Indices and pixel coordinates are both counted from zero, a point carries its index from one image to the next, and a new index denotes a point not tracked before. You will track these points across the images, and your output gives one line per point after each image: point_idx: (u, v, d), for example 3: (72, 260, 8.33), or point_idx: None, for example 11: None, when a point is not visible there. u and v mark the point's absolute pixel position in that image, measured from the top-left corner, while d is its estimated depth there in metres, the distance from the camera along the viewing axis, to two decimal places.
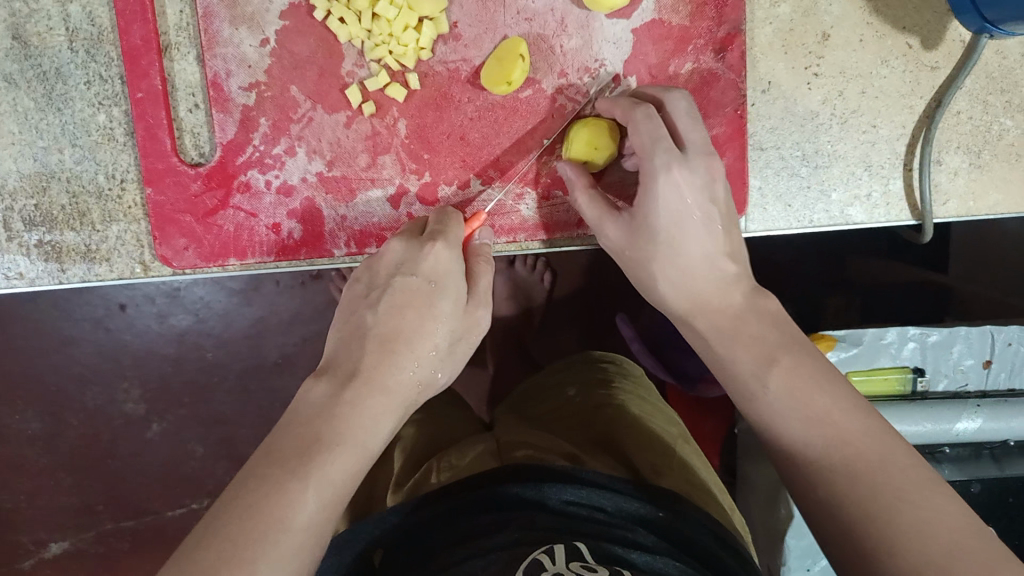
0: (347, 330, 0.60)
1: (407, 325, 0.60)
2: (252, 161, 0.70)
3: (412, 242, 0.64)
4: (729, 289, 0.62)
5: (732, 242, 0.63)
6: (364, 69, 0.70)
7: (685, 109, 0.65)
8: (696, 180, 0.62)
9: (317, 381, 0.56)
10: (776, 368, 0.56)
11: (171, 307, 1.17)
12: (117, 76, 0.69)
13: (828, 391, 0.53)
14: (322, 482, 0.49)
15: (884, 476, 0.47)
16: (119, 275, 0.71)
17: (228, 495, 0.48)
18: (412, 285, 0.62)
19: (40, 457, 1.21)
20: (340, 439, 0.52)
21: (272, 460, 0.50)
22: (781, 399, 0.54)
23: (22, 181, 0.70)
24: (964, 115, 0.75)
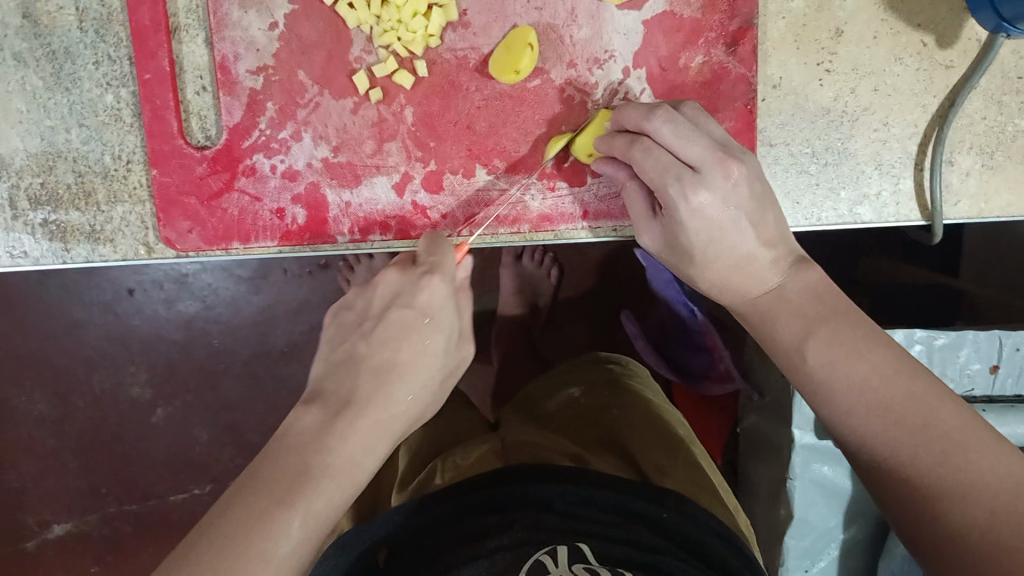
0: (337, 359, 0.58)
1: (402, 358, 0.58)
2: (258, 145, 0.70)
3: (406, 272, 0.62)
4: (765, 274, 0.62)
5: (764, 228, 0.62)
6: (372, 55, 0.70)
7: (671, 134, 0.60)
8: (717, 196, 0.60)
9: (308, 410, 0.54)
10: (813, 340, 0.56)
11: (180, 293, 1.18)
12: (125, 56, 0.69)
13: (869, 358, 0.53)
14: (308, 512, 0.48)
15: (930, 438, 0.49)
16: (124, 256, 0.71)
17: (199, 530, 0.46)
18: (405, 317, 0.60)
19: (47, 439, 1.21)
20: (331, 470, 0.51)
21: (256, 487, 0.48)
22: (823, 369, 0.55)
23: (28, 160, 0.70)
24: (977, 115, 0.75)
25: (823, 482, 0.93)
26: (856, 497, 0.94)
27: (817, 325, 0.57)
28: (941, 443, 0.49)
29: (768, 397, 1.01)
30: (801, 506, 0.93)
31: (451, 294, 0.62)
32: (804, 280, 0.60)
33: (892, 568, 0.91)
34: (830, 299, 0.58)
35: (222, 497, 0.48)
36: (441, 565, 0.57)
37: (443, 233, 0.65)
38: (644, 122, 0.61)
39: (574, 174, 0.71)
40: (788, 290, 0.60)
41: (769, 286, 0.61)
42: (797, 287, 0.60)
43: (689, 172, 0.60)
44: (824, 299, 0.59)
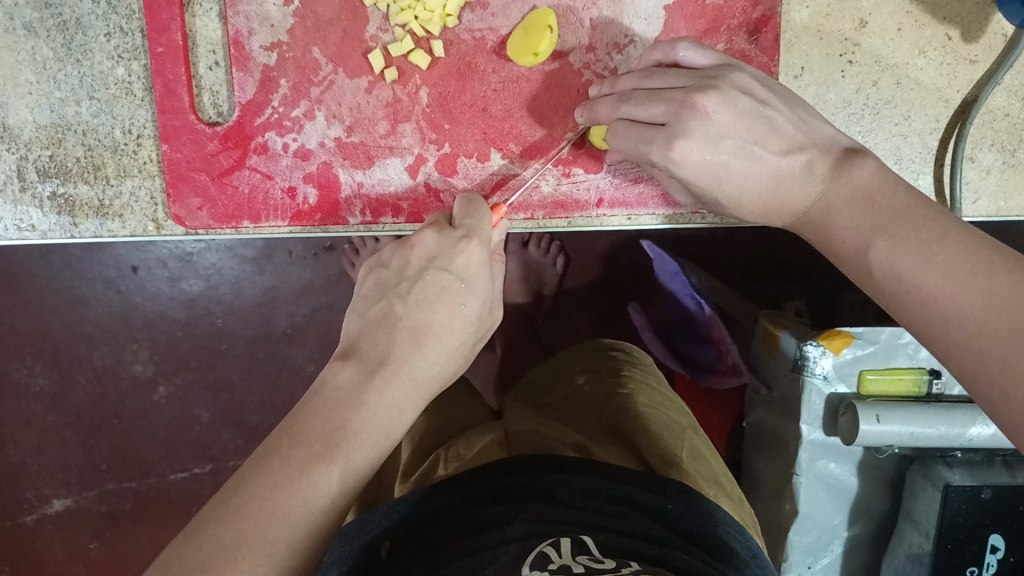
0: (372, 319, 0.57)
1: (437, 319, 0.57)
2: (271, 123, 0.69)
3: (444, 234, 0.60)
4: (800, 184, 0.59)
5: (783, 132, 0.59)
6: (388, 33, 0.69)
7: (631, 103, 0.62)
8: (699, 140, 0.59)
9: (344, 366, 0.54)
10: (873, 252, 0.52)
11: (184, 271, 1.17)
12: (138, 29, 0.68)
13: (938, 263, 0.48)
14: (346, 466, 0.49)
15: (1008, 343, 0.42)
16: (132, 232, 0.70)
17: (250, 472, 0.47)
18: (442, 280, 0.58)
19: (47, 414, 1.21)
20: (367, 426, 0.51)
21: (297, 440, 0.49)
22: (891, 286, 0.50)
23: (37, 132, 0.69)
24: (1001, 112, 0.73)
25: (828, 479, 0.93)
26: (861, 495, 0.94)
27: (878, 235, 0.52)
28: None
29: (775, 391, 1.00)
30: (805, 502, 0.93)
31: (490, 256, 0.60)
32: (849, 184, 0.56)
33: (898, 565, 0.91)
34: (880, 204, 0.54)
35: (253, 454, 0.49)
36: (442, 559, 0.56)
37: (480, 196, 0.64)
38: (612, 113, 0.64)
39: (592, 159, 0.70)
40: (832, 200, 0.57)
41: (810, 199, 0.58)
42: (841, 196, 0.56)
43: (662, 131, 0.60)
44: (876, 203, 0.54)
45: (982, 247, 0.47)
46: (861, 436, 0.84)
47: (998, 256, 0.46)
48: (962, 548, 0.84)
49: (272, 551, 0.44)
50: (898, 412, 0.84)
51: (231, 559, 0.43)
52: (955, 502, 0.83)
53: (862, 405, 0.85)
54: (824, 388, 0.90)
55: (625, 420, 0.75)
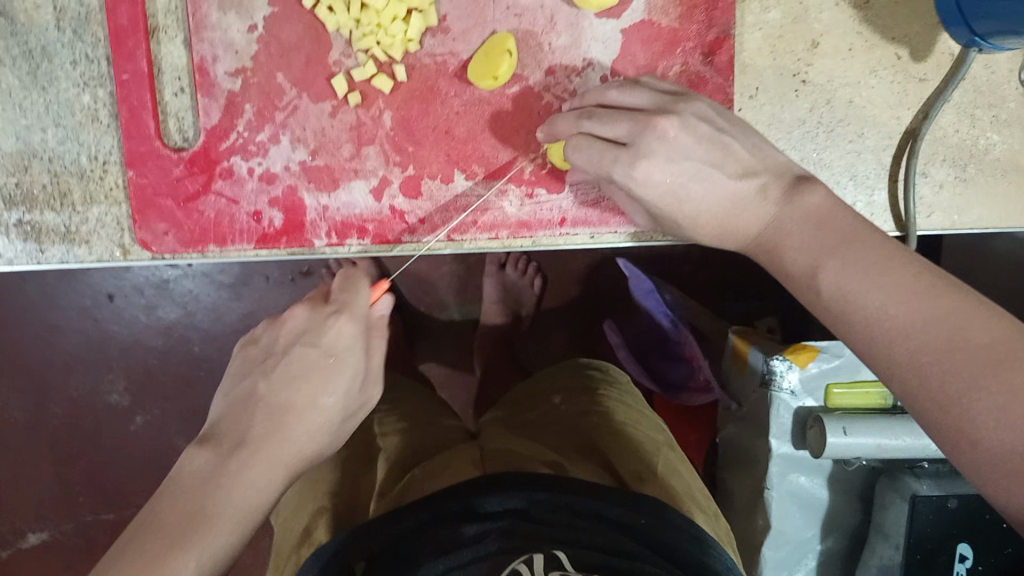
0: (236, 397, 0.60)
1: (299, 398, 0.59)
2: (236, 147, 0.70)
3: (315, 311, 0.63)
4: (756, 208, 0.59)
5: (738, 157, 0.61)
6: (351, 59, 0.70)
7: (593, 121, 0.64)
8: (662, 160, 0.60)
9: (199, 451, 0.56)
10: (823, 271, 0.53)
11: (160, 299, 1.17)
12: (103, 57, 0.69)
13: (883, 283, 0.49)
14: (203, 551, 0.50)
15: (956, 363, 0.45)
16: (99, 258, 0.71)
17: (103, 567, 0.49)
18: (308, 355, 0.60)
19: (22, 445, 1.20)
20: (226, 508, 0.53)
21: (153, 530, 0.51)
22: (835, 300, 0.52)
23: (4, 160, 0.69)
24: (951, 128, 0.75)
25: (800, 492, 0.93)
26: (832, 509, 0.94)
27: (828, 254, 0.53)
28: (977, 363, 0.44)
29: (744, 407, 1.01)
30: (778, 517, 0.93)
31: (360, 331, 0.62)
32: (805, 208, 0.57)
33: None
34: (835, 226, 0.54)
35: (114, 548, 0.50)
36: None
37: (361, 273, 0.67)
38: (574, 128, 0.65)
39: (554, 180, 0.72)
40: (786, 221, 0.57)
41: (765, 220, 0.59)
42: (795, 217, 0.57)
43: (624, 151, 0.62)
44: (828, 226, 0.55)
45: (918, 267, 0.50)
46: (828, 449, 0.85)
47: (935, 277, 0.49)
48: (929, 558, 0.85)
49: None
50: (864, 424, 0.85)
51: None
52: (923, 512, 0.84)
53: (829, 419, 0.86)
54: (792, 402, 0.91)
55: (599, 438, 0.76)
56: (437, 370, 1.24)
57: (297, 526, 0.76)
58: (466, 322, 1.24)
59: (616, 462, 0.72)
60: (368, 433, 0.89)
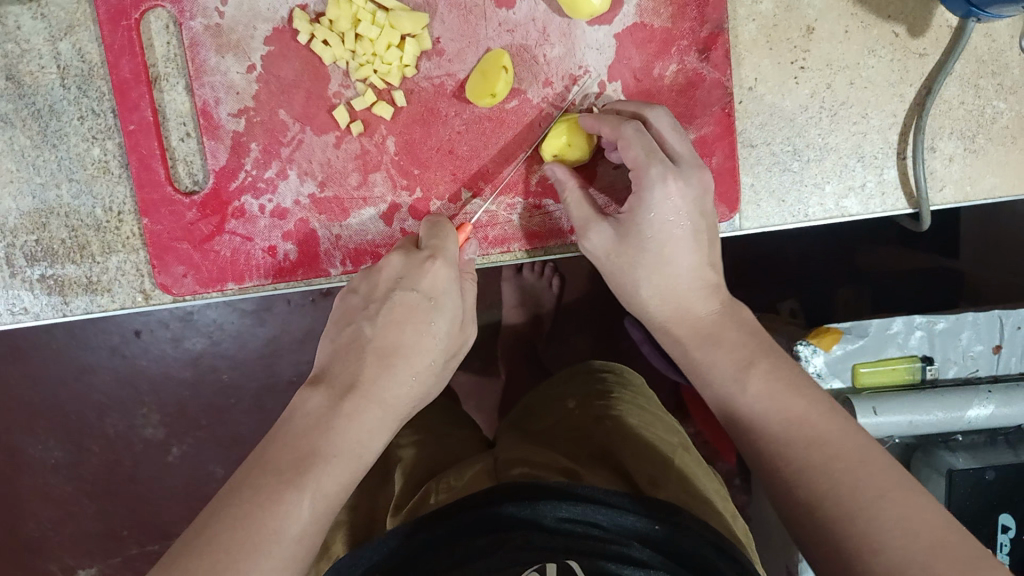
0: (343, 342, 0.62)
1: (406, 341, 0.61)
2: (245, 186, 0.71)
3: (411, 256, 0.64)
4: (702, 292, 0.65)
5: (713, 255, 0.66)
6: (350, 89, 0.71)
7: (669, 126, 0.66)
8: (684, 196, 0.63)
9: (314, 391, 0.58)
10: (755, 370, 0.59)
11: (186, 330, 1.19)
12: (109, 109, 0.70)
13: (806, 395, 0.56)
14: (316, 492, 0.51)
15: (860, 475, 0.49)
16: (122, 305, 0.72)
17: (219, 506, 0.49)
18: (410, 300, 0.62)
19: (65, 484, 1.22)
20: (337, 450, 0.54)
21: (266, 470, 0.52)
22: (761, 401, 0.57)
23: (22, 218, 0.71)
24: (956, 101, 0.75)
25: None
26: None
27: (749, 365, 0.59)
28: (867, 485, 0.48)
29: None
30: None
31: (455, 275, 0.64)
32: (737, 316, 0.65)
33: None
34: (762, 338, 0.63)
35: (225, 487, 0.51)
36: None
37: (445, 218, 0.67)
38: (645, 108, 0.67)
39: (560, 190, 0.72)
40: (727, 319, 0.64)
41: (707, 309, 0.65)
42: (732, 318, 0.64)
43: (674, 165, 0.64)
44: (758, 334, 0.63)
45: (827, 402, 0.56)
46: None
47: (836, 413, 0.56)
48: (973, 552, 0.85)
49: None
50: (894, 403, 0.85)
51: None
52: (960, 487, 0.84)
53: (858, 399, 0.85)
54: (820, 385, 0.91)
55: (615, 443, 0.76)
56: (462, 377, 1.25)
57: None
58: (487, 328, 1.24)
59: (631, 468, 0.72)
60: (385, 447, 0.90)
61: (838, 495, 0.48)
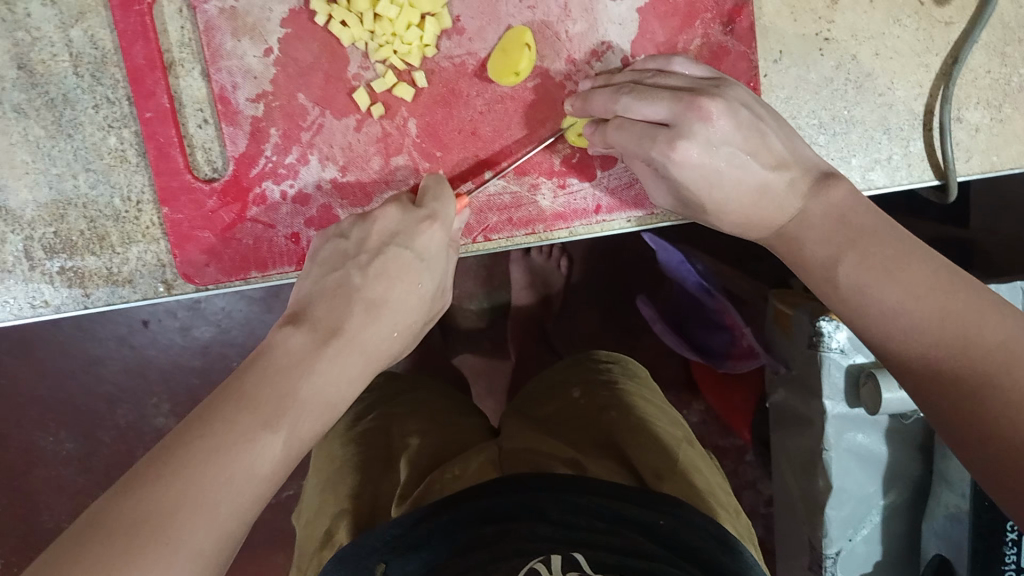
0: (328, 285, 0.59)
1: (394, 295, 0.59)
2: (266, 173, 0.70)
3: (407, 212, 0.62)
4: (784, 199, 0.62)
5: (772, 150, 0.62)
6: (370, 71, 0.69)
7: (632, 94, 0.63)
8: (699, 142, 0.60)
9: (295, 331, 0.55)
10: (844, 262, 0.57)
11: (194, 319, 1.18)
12: (124, 97, 0.69)
13: (913, 267, 0.55)
14: (291, 436, 0.49)
15: (984, 345, 0.50)
16: (143, 296, 0.71)
17: (183, 435, 0.45)
18: (405, 258, 0.60)
19: (79, 476, 1.22)
20: (312, 397, 0.51)
21: (244, 405, 0.48)
22: (852, 289, 0.56)
23: (39, 211, 0.69)
24: (982, 69, 0.74)
25: (857, 450, 0.93)
26: (892, 460, 0.93)
27: (845, 249, 0.58)
28: (985, 359, 0.50)
29: (794, 369, 1.01)
30: (837, 475, 0.93)
31: (446, 240, 0.63)
32: (829, 202, 0.60)
33: (937, 526, 0.90)
34: (856, 222, 0.59)
35: (199, 408, 0.48)
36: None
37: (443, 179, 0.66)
38: (611, 105, 0.64)
39: (583, 168, 0.71)
40: (810, 212, 0.61)
41: (790, 214, 0.62)
42: (821, 208, 0.61)
43: (665, 129, 0.61)
44: (849, 221, 0.59)
45: (933, 266, 0.55)
46: (885, 405, 0.84)
47: (951, 274, 0.54)
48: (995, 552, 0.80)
49: (214, 514, 0.43)
50: None
51: (171, 524, 0.41)
52: None
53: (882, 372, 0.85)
54: (843, 360, 0.90)
55: (620, 433, 0.76)
56: (473, 360, 1.24)
57: (321, 527, 0.74)
58: (497, 309, 1.23)
59: (637, 460, 0.71)
60: (388, 435, 0.85)
61: (951, 368, 0.51)
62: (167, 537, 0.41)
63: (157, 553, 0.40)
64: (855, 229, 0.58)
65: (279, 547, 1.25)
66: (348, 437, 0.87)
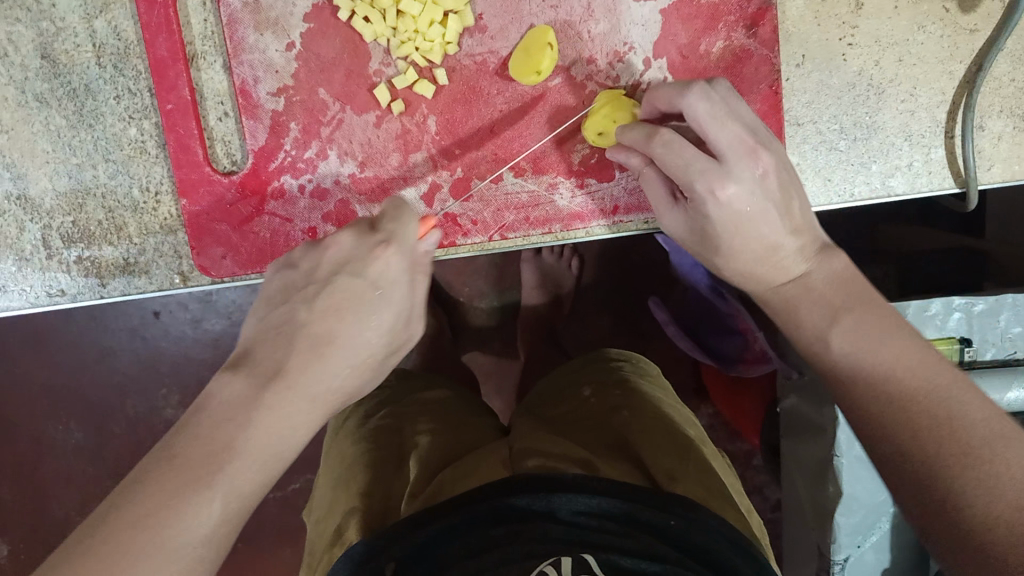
0: (272, 324, 0.56)
1: (343, 330, 0.56)
2: (285, 166, 0.70)
3: (363, 239, 0.59)
4: (790, 263, 0.61)
5: (794, 216, 0.61)
6: (391, 67, 0.70)
7: (706, 114, 0.58)
8: (745, 188, 0.59)
9: (233, 377, 0.52)
10: (836, 328, 0.56)
11: (205, 312, 1.19)
12: (145, 88, 0.69)
13: (895, 342, 0.53)
14: (230, 491, 0.47)
15: (968, 420, 0.47)
16: (160, 286, 0.71)
17: (110, 508, 0.45)
18: (353, 287, 0.57)
19: (88, 465, 1.22)
20: (253, 447, 0.50)
21: (173, 463, 0.47)
22: (840, 349, 0.55)
23: (58, 200, 0.70)
24: (1006, 78, 0.73)
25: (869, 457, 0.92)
26: None
27: (842, 313, 0.56)
28: (965, 437, 0.46)
29: (806, 377, 1.00)
30: (848, 483, 0.92)
31: (407, 268, 0.59)
32: (830, 270, 0.60)
33: None
34: (856, 289, 0.58)
35: (130, 477, 0.47)
36: None
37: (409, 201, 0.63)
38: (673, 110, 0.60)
39: (602, 169, 0.71)
40: (811, 280, 0.60)
41: (792, 276, 0.61)
42: (822, 277, 0.60)
43: (716, 166, 0.59)
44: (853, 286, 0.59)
45: (924, 342, 0.53)
46: None
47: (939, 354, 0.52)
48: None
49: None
50: None
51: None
52: None
53: None
54: None
55: (632, 434, 0.75)
56: (482, 359, 1.24)
57: (331, 525, 0.74)
58: (507, 308, 1.23)
59: (648, 460, 0.71)
60: (399, 434, 0.85)
61: (923, 446, 0.47)
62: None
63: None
64: (854, 294, 0.58)
65: (284, 541, 1.25)
66: (359, 435, 0.87)
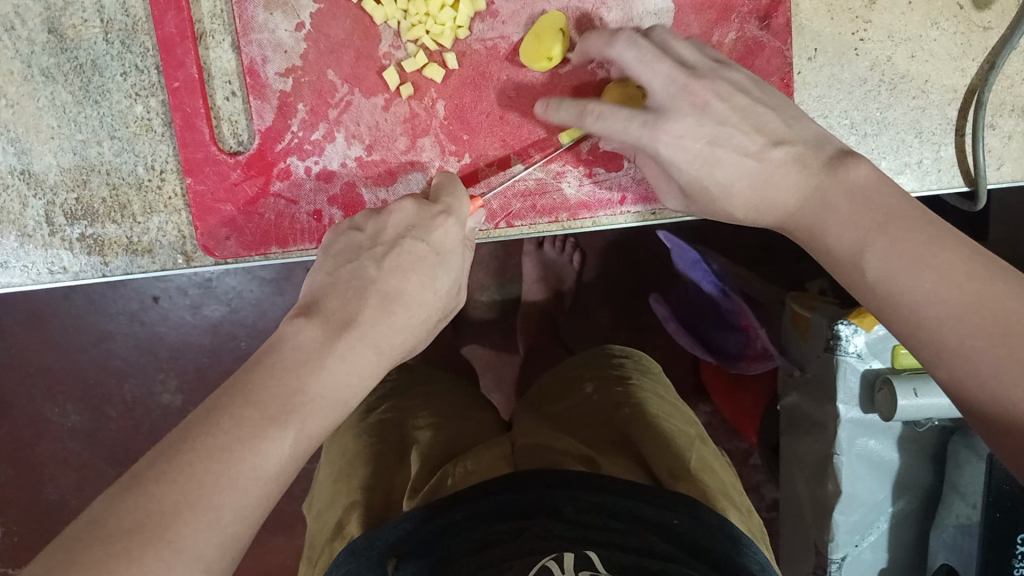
0: (341, 278, 0.57)
1: (409, 287, 0.58)
2: (292, 148, 0.69)
3: (422, 205, 0.62)
4: (790, 176, 0.60)
5: (777, 132, 0.62)
6: (400, 50, 0.69)
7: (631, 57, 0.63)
8: (689, 122, 0.61)
9: (308, 324, 0.52)
10: (869, 251, 0.53)
11: (205, 298, 1.18)
12: (153, 66, 0.68)
13: (938, 260, 0.51)
14: (300, 432, 0.47)
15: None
16: (162, 266, 0.71)
17: (179, 437, 0.43)
18: (418, 251, 0.59)
19: (84, 449, 1.22)
20: (323, 392, 0.49)
21: (251, 403, 0.46)
22: (877, 271, 0.53)
23: (62, 175, 0.69)
24: (1019, 76, 0.73)
25: (870, 456, 0.92)
26: (903, 471, 0.93)
27: (874, 234, 0.54)
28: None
29: (808, 372, 1.00)
30: (849, 482, 0.92)
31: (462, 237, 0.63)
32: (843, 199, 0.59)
33: (946, 537, 0.89)
34: (883, 204, 0.55)
35: (198, 411, 0.45)
36: None
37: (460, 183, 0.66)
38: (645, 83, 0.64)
39: (609, 158, 0.70)
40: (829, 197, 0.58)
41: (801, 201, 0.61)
42: (838, 190, 0.57)
43: (663, 110, 0.62)
44: None
45: (966, 251, 0.51)
46: (899, 412, 0.83)
47: (980, 259, 0.51)
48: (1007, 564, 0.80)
49: (215, 516, 0.41)
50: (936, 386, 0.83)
51: (173, 522, 0.40)
52: None
53: (898, 380, 0.83)
54: (859, 365, 0.89)
55: (634, 431, 0.75)
56: (481, 352, 1.22)
57: (332, 519, 0.73)
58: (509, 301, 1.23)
59: (651, 458, 0.70)
60: (401, 428, 0.85)
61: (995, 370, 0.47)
62: (168, 534, 0.39)
63: (151, 554, 0.38)
64: (882, 211, 0.54)
65: (279, 528, 1.24)
66: (360, 429, 0.86)
